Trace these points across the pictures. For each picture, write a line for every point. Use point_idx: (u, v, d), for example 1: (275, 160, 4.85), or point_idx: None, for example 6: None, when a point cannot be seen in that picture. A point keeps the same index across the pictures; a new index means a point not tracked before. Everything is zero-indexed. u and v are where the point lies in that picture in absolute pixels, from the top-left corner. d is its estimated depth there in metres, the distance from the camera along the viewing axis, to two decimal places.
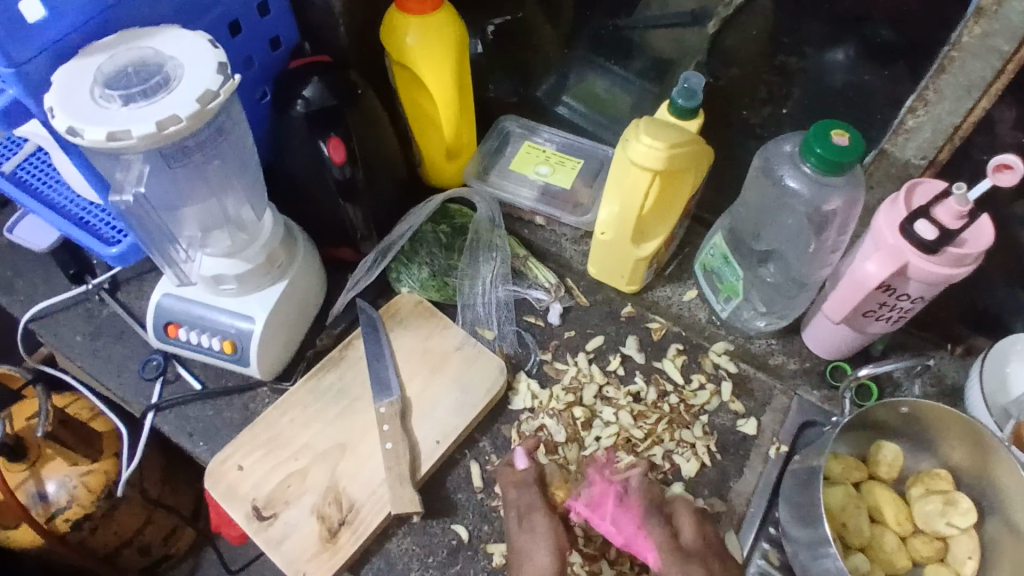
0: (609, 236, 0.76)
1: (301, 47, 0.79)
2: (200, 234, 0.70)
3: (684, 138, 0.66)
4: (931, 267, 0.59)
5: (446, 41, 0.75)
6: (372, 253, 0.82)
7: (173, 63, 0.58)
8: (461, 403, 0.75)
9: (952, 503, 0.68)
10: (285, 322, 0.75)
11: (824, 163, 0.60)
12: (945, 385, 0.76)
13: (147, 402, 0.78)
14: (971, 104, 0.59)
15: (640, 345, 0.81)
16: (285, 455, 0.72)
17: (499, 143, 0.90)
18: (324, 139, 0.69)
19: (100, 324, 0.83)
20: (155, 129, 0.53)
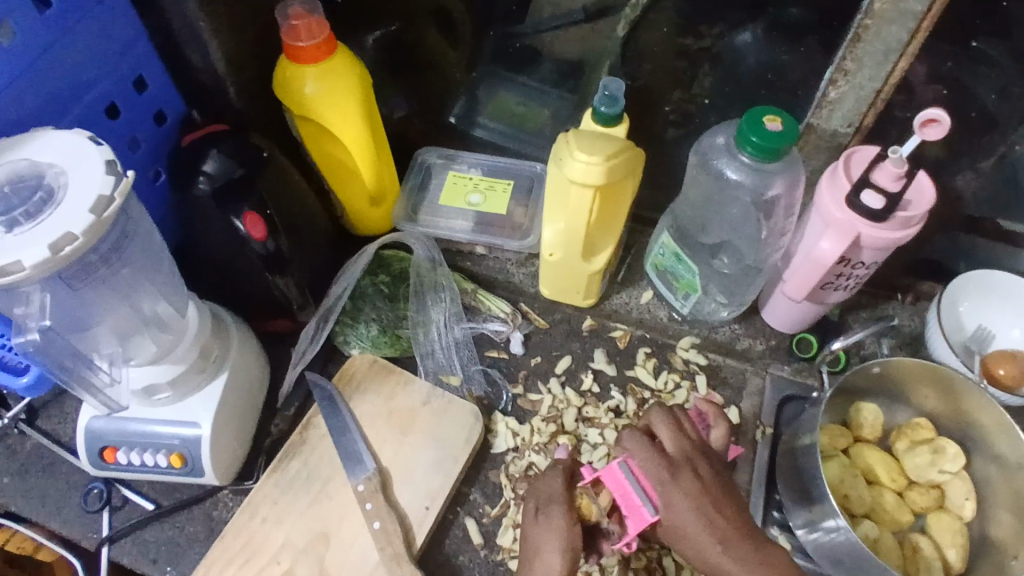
0: (558, 256, 0.73)
1: (190, 115, 0.72)
2: (121, 347, 0.63)
3: (617, 147, 0.64)
4: (883, 235, 0.60)
5: (348, 86, 0.70)
6: (312, 321, 0.77)
7: (54, 170, 0.51)
8: (441, 460, 0.71)
9: (940, 451, 0.70)
10: (234, 417, 0.68)
11: (762, 151, 0.59)
12: (905, 335, 0.78)
13: (97, 536, 0.70)
14: (891, 67, 0.61)
15: (608, 356, 0.79)
16: (265, 561, 0.66)
17: (421, 179, 0.86)
18: (238, 215, 0.63)
19: (24, 459, 0.74)
20: (49, 252, 0.46)
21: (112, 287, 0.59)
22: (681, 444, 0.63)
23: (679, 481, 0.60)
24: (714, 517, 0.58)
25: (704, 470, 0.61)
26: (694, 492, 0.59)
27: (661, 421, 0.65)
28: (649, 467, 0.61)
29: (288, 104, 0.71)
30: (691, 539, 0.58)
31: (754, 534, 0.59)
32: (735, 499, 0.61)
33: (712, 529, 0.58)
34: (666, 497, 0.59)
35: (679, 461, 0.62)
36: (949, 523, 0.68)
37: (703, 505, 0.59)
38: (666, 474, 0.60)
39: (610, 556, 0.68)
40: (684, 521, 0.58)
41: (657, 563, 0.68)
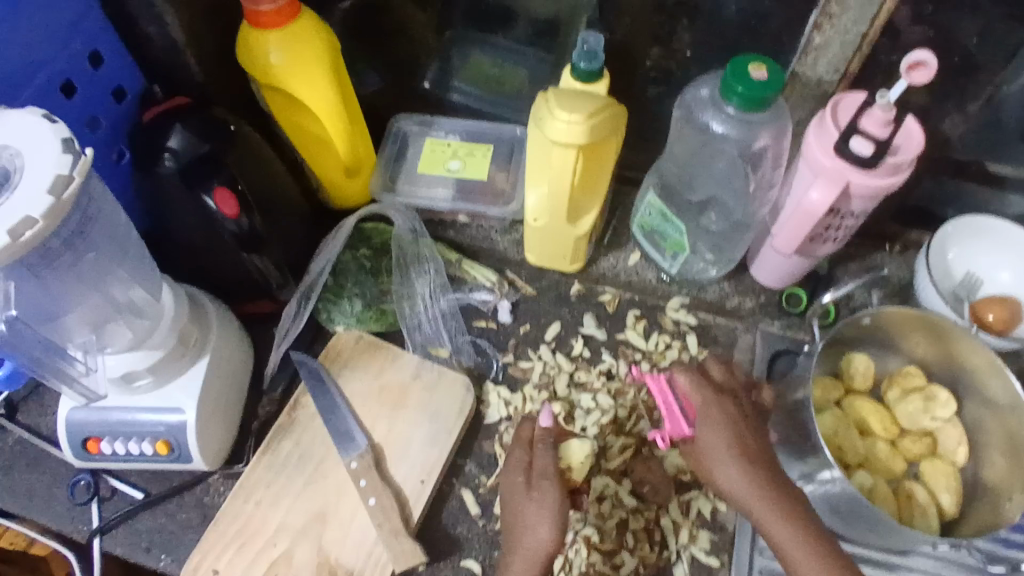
0: (542, 221, 0.72)
1: (151, 90, 0.69)
2: (94, 335, 0.61)
3: (599, 104, 0.62)
4: (871, 182, 0.59)
5: (314, 51, 0.67)
6: (294, 299, 0.75)
7: (8, 152, 0.48)
8: (435, 433, 0.70)
9: (932, 398, 0.70)
10: (220, 401, 0.67)
11: (748, 102, 0.58)
12: (893, 285, 0.78)
13: (87, 529, 0.68)
14: (875, 9, 0.61)
15: (598, 321, 0.78)
16: (261, 544, 0.65)
17: (399, 148, 0.84)
18: (208, 191, 0.61)
19: (4, 455, 0.72)
20: (8, 238, 0.44)
21: (80, 276, 0.56)
22: (727, 377, 0.65)
23: (722, 402, 0.61)
24: (742, 435, 0.60)
25: (746, 404, 0.63)
26: (731, 415, 0.61)
27: (710, 361, 0.67)
28: (693, 387, 0.62)
29: (254, 75, 0.68)
30: (712, 452, 0.59)
31: (776, 466, 0.59)
32: (760, 426, 0.62)
33: (742, 451, 0.59)
34: (704, 415, 0.61)
35: (724, 388, 0.64)
36: (943, 469, 0.68)
37: (735, 427, 0.60)
38: (709, 397, 0.62)
39: (608, 520, 0.67)
40: (712, 437, 0.59)
41: (656, 524, 0.68)
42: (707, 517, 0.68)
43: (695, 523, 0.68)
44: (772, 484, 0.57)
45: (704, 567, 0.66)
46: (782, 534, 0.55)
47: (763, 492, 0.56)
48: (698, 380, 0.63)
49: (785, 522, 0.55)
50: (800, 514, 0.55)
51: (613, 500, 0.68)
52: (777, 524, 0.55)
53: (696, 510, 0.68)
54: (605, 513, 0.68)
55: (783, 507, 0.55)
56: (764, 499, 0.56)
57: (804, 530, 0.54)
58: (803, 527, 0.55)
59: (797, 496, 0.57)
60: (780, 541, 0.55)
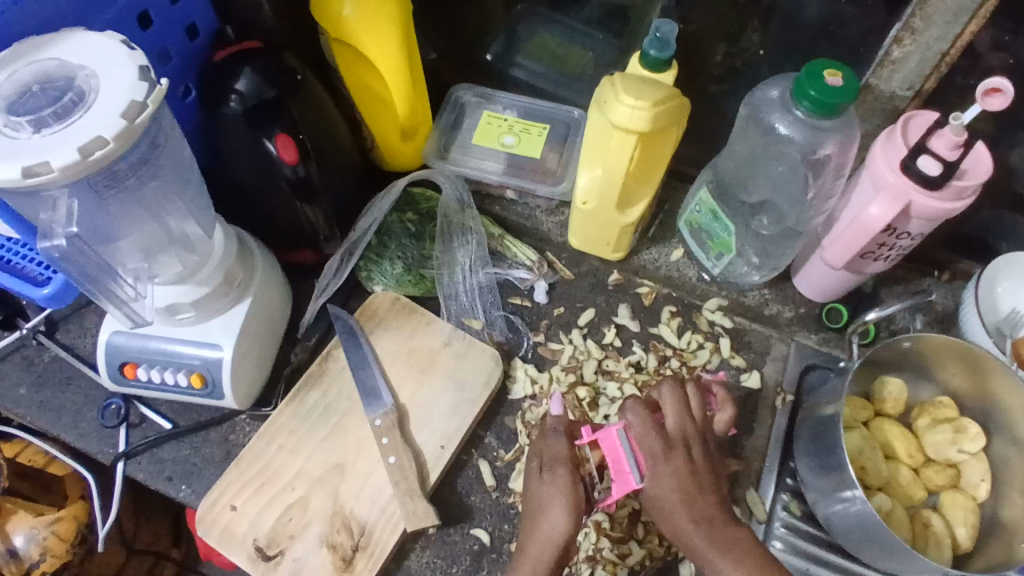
0: (592, 205, 0.71)
1: (222, 31, 0.69)
2: (146, 263, 0.62)
3: (665, 93, 0.61)
4: (934, 203, 0.57)
5: (387, 9, 0.68)
6: (337, 255, 0.75)
7: (85, 73, 0.49)
8: (459, 402, 0.71)
9: (962, 430, 0.68)
10: (256, 343, 0.68)
11: (819, 107, 0.57)
12: (937, 313, 0.76)
13: (113, 451, 0.70)
14: (960, 28, 0.58)
15: (632, 312, 0.78)
16: (280, 487, 0.67)
17: (455, 118, 0.85)
18: (270, 137, 0.62)
19: (43, 371, 0.74)
20: (79, 156, 0.45)
21: (139, 201, 0.58)
22: (684, 423, 0.61)
23: (672, 456, 0.59)
24: (694, 494, 0.57)
25: (699, 453, 0.59)
26: (681, 471, 0.58)
27: (668, 396, 0.62)
28: (645, 439, 0.60)
29: (325, 27, 0.69)
30: (665, 512, 0.57)
31: (727, 516, 0.57)
32: (717, 474, 0.60)
33: (691, 508, 0.56)
34: (653, 473, 0.58)
35: (676, 440, 0.60)
36: (962, 502, 0.67)
37: (685, 485, 0.57)
38: (659, 448, 0.59)
39: (620, 508, 0.68)
40: (662, 496, 0.57)
41: None
42: None
43: None
44: (724, 539, 0.55)
45: None
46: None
47: (723, 552, 0.54)
48: (647, 431, 0.60)
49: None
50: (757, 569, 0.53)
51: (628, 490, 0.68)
52: None
53: None
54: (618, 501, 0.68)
55: (735, 564, 0.53)
56: (719, 558, 0.54)
57: None
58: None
59: (751, 545, 0.55)
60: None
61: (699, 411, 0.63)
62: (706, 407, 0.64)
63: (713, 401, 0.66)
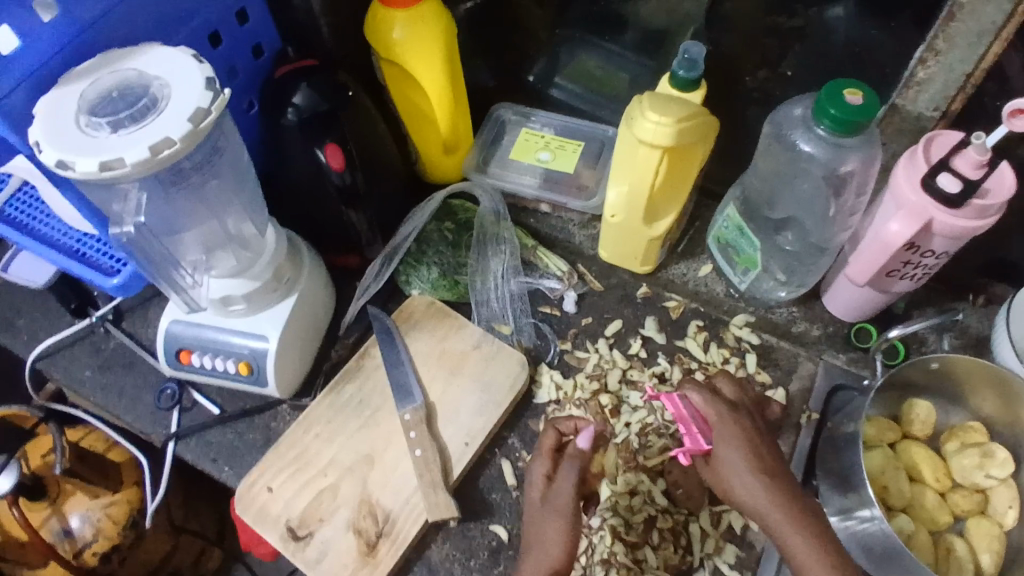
0: (619, 218, 0.74)
1: (284, 51, 0.76)
2: (204, 257, 0.69)
3: (690, 111, 0.64)
4: (956, 222, 0.58)
5: (433, 31, 0.73)
6: (378, 258, 0.81)
7: (158, 83, 0.55)
8: (485, 401, 0.74)
9: (989, 455, 0.66)
10: (299, 337, 0.73)
11: (839, 125, 0.58)
12: (971, 337, 0.75)
13: (166, 432, 0.76)
14: (984, 49, 0.59)
15: (659, 325, 0.79)
16: (313, 472, 0.71)
17: (494, 134, 0.89)
18: (321, 146, 0.67)
19: (108, 356, 0.81)
20: (149, 154, 0.51)
21: (202, 199, 0.65)
22: (740, 396, 0.64)
23: (737, 417, 0.61)
24: (759, 453, 0.59)
25: (759, 420, 0.62)
26: (746, 431, 0.60)
27: (724, 377, 0.66)
28: (707, 408, 0.62)
29: (376, 48, 0.75)
30: (730, 470, 0.59)
31: (795, 483, 0.58)
32: (778, 449, 0.62)
33: (756, 465, 0.58)
34: (717, 432, 0.60)
35: (739, 407, 0.63)
36: (988, 529, 0.65)
37: (754, 445, 0.59)
38: (724, 411, 0.61)
39: (636, 513, 0.69)
40: (728, 452, 0.59)
41: (683, 527, 0.69)
42: (736, 532, 0.68)
43: (723, 535, 0.68)
44: (797, 505, 0.56)
45: None
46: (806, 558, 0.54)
47: (791, 512, 0.55)
48: (709, 395, 0.62)
49: (803, 538, 0.54)
50: (820, 532, 0.55)
51: (644, 497, 0.69)
52: (796, 539, 0.54)
53: (726, 522, 0.69)
54: (634, 507, 0.69)
55: (803, 522, 0.55)
56: (783, 510, 0.56)
57: (818, 541, 0.54)
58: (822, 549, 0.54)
59: (817, 512, 0.56)
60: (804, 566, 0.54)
61: (753, 391, 0.66)
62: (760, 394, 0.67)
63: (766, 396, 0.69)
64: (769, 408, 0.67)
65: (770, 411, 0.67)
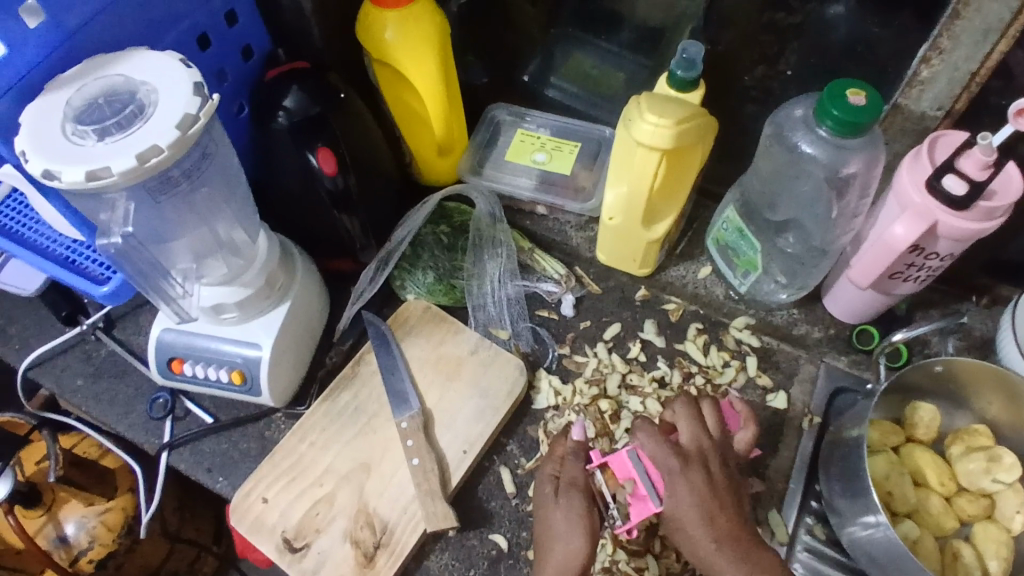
0: (618, 220, 0.73)
1: (275, 53, 0.75)
2: (194, 265, 0.67)
3: (689, 112, 0.63)
4: (961, 224, 0.57)
5: (426, 31, 0.71)
6: (373, 262, 0.79)
7: (146, 88, 0.54)
8: (483, 408, 0.73)
9: (995, 459, 0.66)
10: (293, 344, 0.72)
11: (842, 125, 0.57)
12: (974, 338, 0.74)
13: (159, 441, 0.75)
14: (988, 49, 0.58)
15: (658, 328, 0.78)
16: (309, 482, 0.70)
17: (490, 134, 0.88)
18: (312, 150, 0.66)
19: (99, 365, 0.80)
20: (136, 162, 0.50)
21: (191, 206, 0.63)
22: (698, 437, 0.62)
23: (687, 471, 0.60)
24: (715, 515, 0.58)
25: (716, 468, 0.60)
26: (699, 488, 0.59)
27: (681, 413, 0.64)
28: (659, 455, 0.61)
29: (368, 48, 0.73)
30: (685, 532, 0.58)
31: (751, 538, 0.58)
32: (737, 494, 0.61)
33: (712, 526, 0.58)
34: (670, 490, 0.59)
35: (692, 455, 0.61)
36: (995, 534, 0.64)
37: (707, 503, 0.58)
38: (674, 465, 0.60)
39: (637, 521, 0.68)
40: (683, 513, 0.58)
41: None
42: None
43: None
44: (749, 563, 0.56)
45: None
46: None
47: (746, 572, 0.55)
48: (658, 442, 0.62)
49: None
50: None
51: (645, 504, 0.69)
52: None
53: None
54: (635, 514, 0.68)
55: None
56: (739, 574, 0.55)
57: None
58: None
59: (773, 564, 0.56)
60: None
61: (712, 420, 0.65)
62: (720, 419, 0.65)
63: (736, 419, 0.67)
64: (734, 438, 0.65)
65: (737, 441, 0.65)
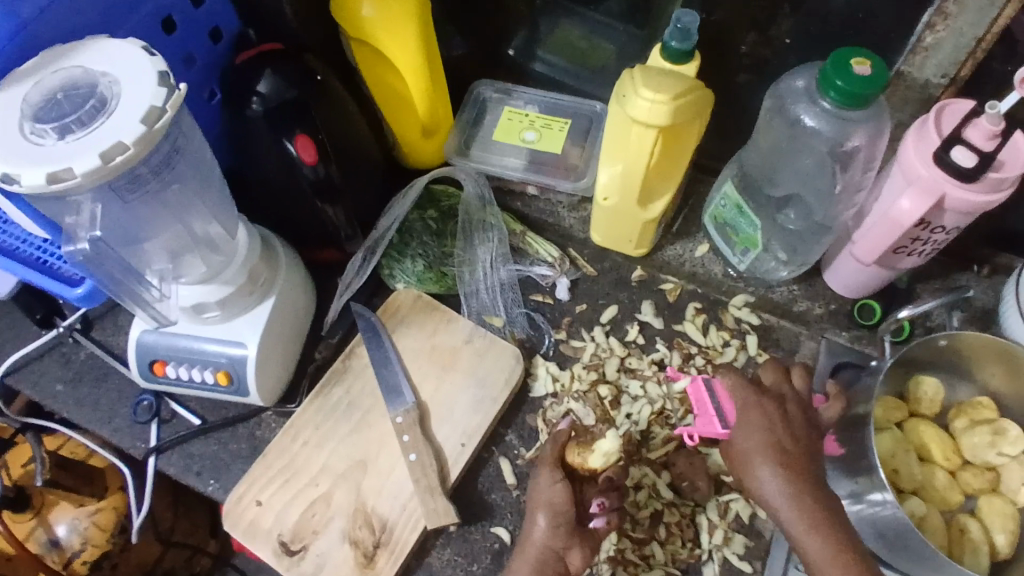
0: (613, 201, 0.71)
1: (245, 34, 0.71)
2: (171, 265, 0.64)
3: (686, 86, 0.60)
4: (969, 196, 0.55)
5: (405, 4, 0.67)
6: (360, 251, 0.76)
7: (107, 80, 0.50)
8: (480, 398, 0.71)
9: (1001, 432, 0.65)
10: (280, 341, 0.69)
11: (846, 97, 0.55)
12: (976, 310, 0.73)
13: (145, 446, 0.72)
14: (995, 12, 0.56)
15: (656, 309, 0.76)
16: (303, 483, 0.68)
17: (476, 114, 0.84)
18: (290, 138, 0.62)
19: (79, 368, 0.77)
20: (101, 162, 0.46)
21: (164, 203, 0.60)
22: (780, 381, 0.61)
23: (764, 404, 0.59)
24: (780, 442, 0.57)
25: (793, 410, 0.59)
26: (772, 420, 0.58)
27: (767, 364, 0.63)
28: (736, 388, 0.61)
29: (344, 27, 0.69)
30: (745, 456, 0.58)
31: (819, 479, 0.57)
32: (814, 440, 0.59)
33: (775, 454, 0.57)
34: (742, 417, 0.59)
35: (771, 393, 0.60)
36: (1001, 507, 0.64)
37: (773, 432, 0.58)
38: (750, 398, 0.60)
39: (642, 508, 0.67)
40: (749, 440, 0.58)
41: (690, 520, 0.67)
42: (744, 521, 0.67)
43: (731, 525, 0.67)
44: (803, 494, 0.55)
45: (735, 570, 0.65)
46: (812, 544, 0.54)
47: (806, 513, 0.55)
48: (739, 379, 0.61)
49: (818, 539, 0.54)
50: (833, 530, 0.54)
51: (650, 490, 0.68)
52: (806, 537, 0.54)
53: (734, 512, 0.67)
54: (640, 501, 0.67)
55: (818, 521, 0.54)
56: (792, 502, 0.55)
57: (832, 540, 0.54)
58: (829, 535, 0.54)
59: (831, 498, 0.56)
60: (810, 551, 0.54)
61: (802, 386, 0.62)
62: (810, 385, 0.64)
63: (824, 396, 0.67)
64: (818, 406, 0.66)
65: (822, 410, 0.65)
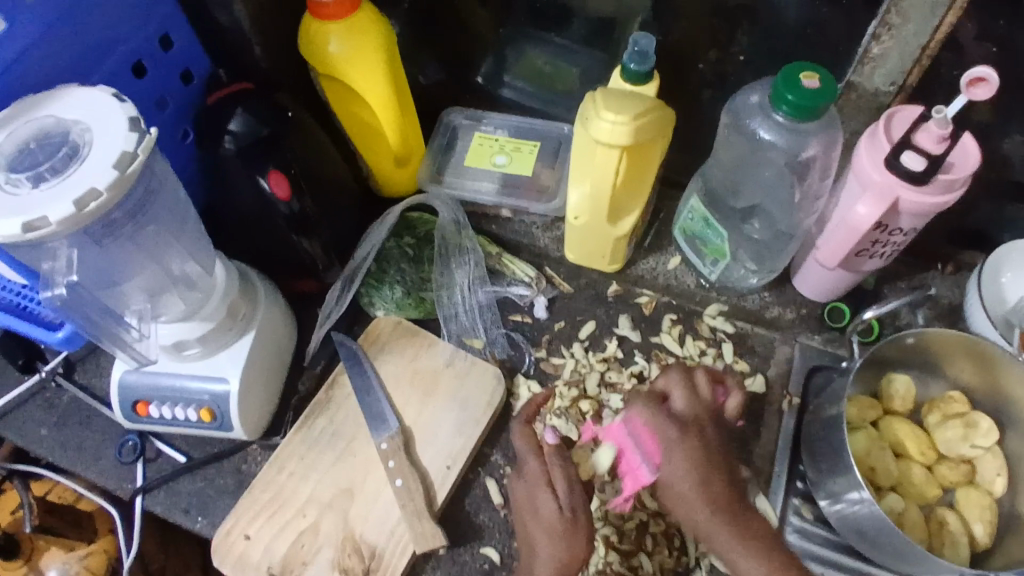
0: (583, 220, 0.72)
1: (216, 74, 0.72)
2: (149, 304, 0.64)
3: (645, 106, 0.62)
4: (921, 199, 0.57)
5: (370, 42, 0.69)
6: (338, 282, 0.78)
7: (78, 127, 0.51)
8: (463, 422, 0.71)
9: (972, 425, 0.67)
10: (262, 374, 0.70)
11: (798, 111, 0.57)
12: (942, 307, 0.75)
13: (132, 486, 0.72)
14: (937, 22, 0.59)
15: (633, 322, 0.78)
16: (291, 514, 0.68)
17: (447, 141, 0.87)
18: (264, 174, 0.63)
19: (63, 412, 0.77)
20: (74, 209, 0.47)
21: (138, 244, 0.60)
22: (694, 405, 0.61)
23: (688, 438, 0.58)
24: (710, 478, 0.57)
25: (711, 435, 0.60)
26: (694, 454, 0.58)
27: (675, 382, 0.62)
28: (656, 426, 0.60)
29: (313, 64, 0.71)
30: (682, 497, 0.58)
31: (737, 499, 0.58)
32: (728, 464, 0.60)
33: (705, 489, 0.57)
34: (667, 456, 0.58)
35: (689, 422, 0.60)
36: (978, 499, 0.65)
37: (699, 471, 0.57)
38: (672, 433, 0.59)
39: (627, 521, 0.68)
40: (676, 480, 0.58)
41: (676, 529, 0.68)
42: None
43: None
44: (738, 523, 0.57)
45: None
46: (750, 569, 0.56)
47: (734, 540, 0.56)
48: (652, 412, 0.60)
49: (753, 561, 0.56)
50: (767, 550, 0.56)
51: (635, 502, 0.68)
52: (739, 560, 0.56)
53: None
54: (625, 514, 0.68)
55: (752, 548, 0.56)
56: (716, 532, 0.57)
57: (764, 567, 0.55)
58: (765, 561, 0.56)
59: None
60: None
61: (708, 395, 0.62)
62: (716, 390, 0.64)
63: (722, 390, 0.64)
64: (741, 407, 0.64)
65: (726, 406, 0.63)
